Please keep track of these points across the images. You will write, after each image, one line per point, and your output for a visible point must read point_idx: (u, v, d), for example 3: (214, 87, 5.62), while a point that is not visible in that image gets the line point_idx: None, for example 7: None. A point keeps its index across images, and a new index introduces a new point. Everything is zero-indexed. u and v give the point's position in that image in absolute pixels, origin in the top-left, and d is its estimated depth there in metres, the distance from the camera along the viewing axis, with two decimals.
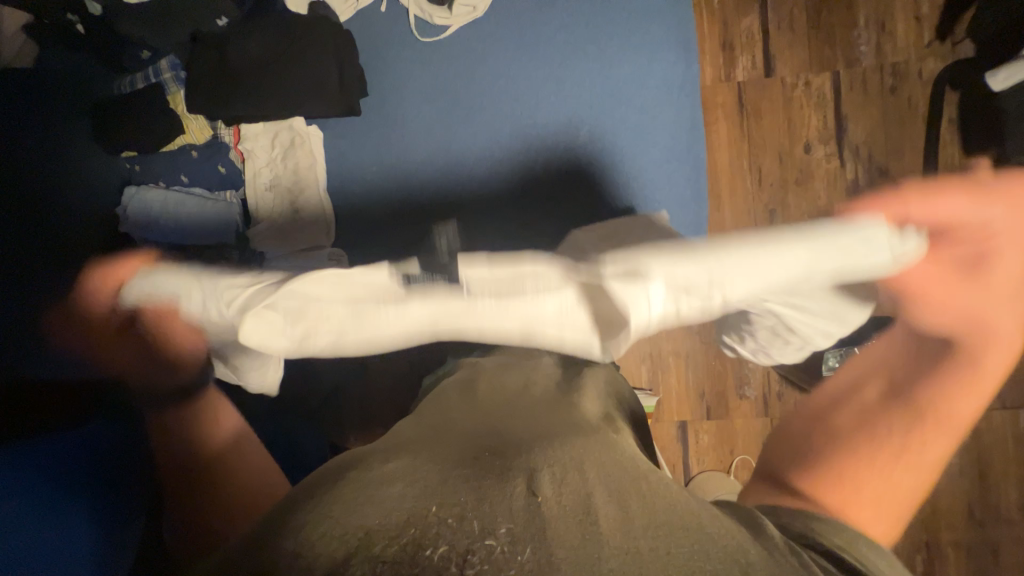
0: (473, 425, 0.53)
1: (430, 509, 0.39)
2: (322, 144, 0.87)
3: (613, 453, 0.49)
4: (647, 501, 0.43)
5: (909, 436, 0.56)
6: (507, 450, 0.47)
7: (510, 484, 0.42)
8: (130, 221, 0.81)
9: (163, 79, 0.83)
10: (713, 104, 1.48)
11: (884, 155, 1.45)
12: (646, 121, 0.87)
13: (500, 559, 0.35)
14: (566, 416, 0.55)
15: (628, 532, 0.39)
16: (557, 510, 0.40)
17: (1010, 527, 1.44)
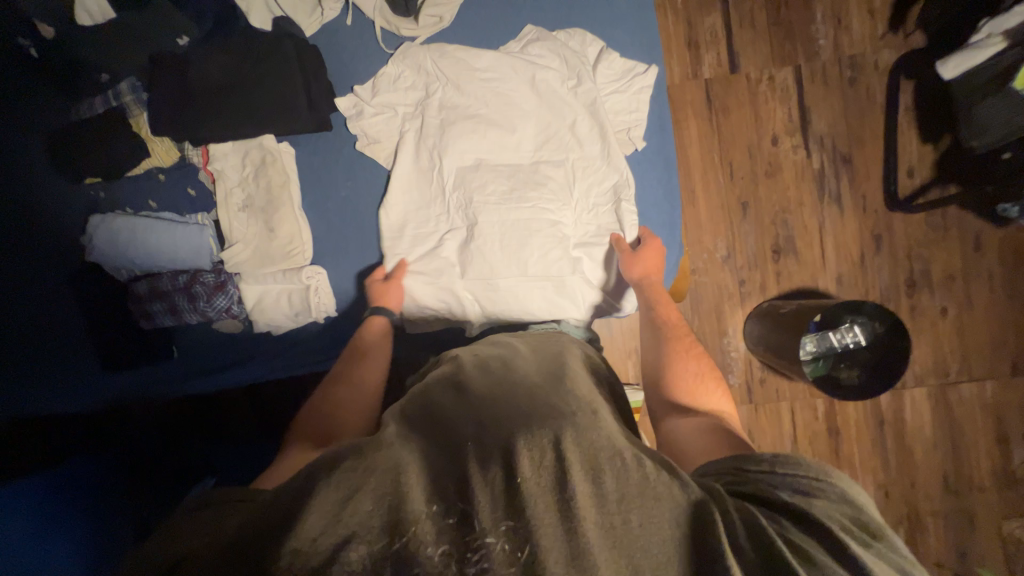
0: (461, 410, 0.55)
1: (426, 515, 0.44)
2: (295, 161, 0.85)
3: (594, 430, 0.52)
4: (621, 475, 0.48)
5: (705, 390, 0.76)
6: (493, 436, 0.50)
7: (495, 475, 0.46)
8: (96, 250, 0.77)
9: (125, 102, 0.79)
10: (683, 102, 1.51)
11: (847, 144, 1.50)
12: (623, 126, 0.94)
13: (495, 555, 0.42)
14: (546, 394, 0.57)
15: (604, 514, 0.45)
16: (539, 498, 0.45)
17: (984, 494, 1.51)
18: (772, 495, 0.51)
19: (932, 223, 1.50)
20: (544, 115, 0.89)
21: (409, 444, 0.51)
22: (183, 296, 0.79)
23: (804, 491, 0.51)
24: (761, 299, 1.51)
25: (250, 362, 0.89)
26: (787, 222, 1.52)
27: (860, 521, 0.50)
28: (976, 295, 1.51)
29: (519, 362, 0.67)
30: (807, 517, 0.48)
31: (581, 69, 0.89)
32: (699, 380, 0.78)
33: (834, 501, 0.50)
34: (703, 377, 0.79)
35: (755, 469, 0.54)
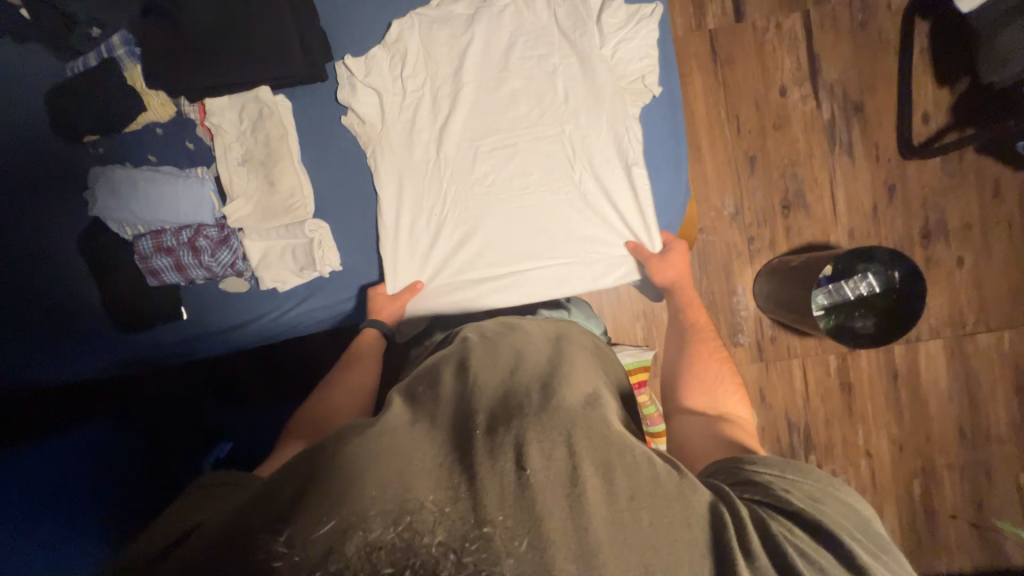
0: (469, 394, 0.53)
1: (430, 505, 0.44)
2: (292, 114, 0.84)
3: (605, 426, 0.50)
4: (632, 473, 0.47)
5: (721, 394, 0.77)
6: (503, 423, 0.49)
7: (504, 466, 0.45)
8: (99, 206, 0.77)
9: (118, 56, 0.78)
10: (686, 55, 1.46)
11: (858, 92, 1.45)
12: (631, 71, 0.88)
13: (497, 548, 0.42)
14: (557, 383, 0.54)
15: (612, 511, 0.45)
16: (547, 493, 0.44)
17: (1000, 445, 1.50)
18: (781, 499, 0.53)
19: (947, 171, 1.46)
20: (542, 78, 0.87)
21: (418, 430, 0.50)
22: (189, 251, 0.79)
23: (814, 497, 0.53)
24: (770, 255, 1.49)
25: (254, 324, 0.89)
26: (796, 176, 1.48)
27: (865, 530, 0.53)
28: (994, 244, 1.47)
29: (528, 348, 0.64)
30: (817, 523, 0.50)
31: (583, 20, 0.86)
32: (717, 380, 0.79)
33: (840, 509, 0.53)
34: (720, 379, 0.80)
35: (765, 472, 0.56)
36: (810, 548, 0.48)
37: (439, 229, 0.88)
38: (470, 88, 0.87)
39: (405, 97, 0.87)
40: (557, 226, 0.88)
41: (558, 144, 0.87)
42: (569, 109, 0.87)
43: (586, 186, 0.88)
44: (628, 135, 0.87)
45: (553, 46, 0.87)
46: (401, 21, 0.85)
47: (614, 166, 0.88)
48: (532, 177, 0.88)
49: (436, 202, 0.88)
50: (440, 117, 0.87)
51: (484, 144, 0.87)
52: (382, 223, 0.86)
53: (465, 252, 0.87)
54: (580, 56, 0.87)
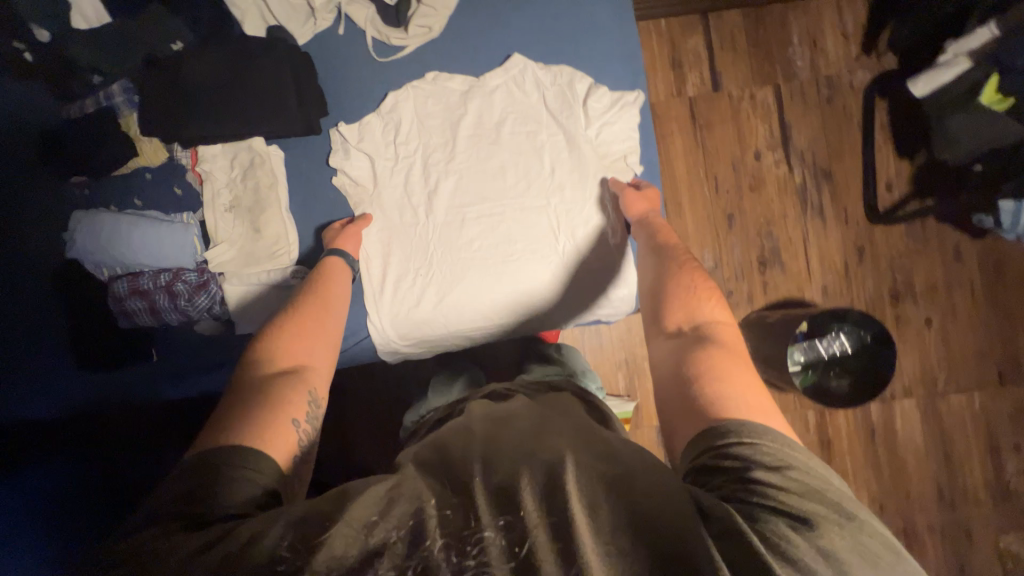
0: (467, 433, 0.59)
1: (432, 515, 0.47)
2: (284, 163, 0.86)
3: (591, 449, 0.53)
4: (626, 491, 0.49)
5: (698, 303, 0.73)
6: (496, 459, 0.52)
7: (496, 491, 0.49)
8: (78, 245, 0.76)
9: (116, 103, 0.80)
10: (668, 118, 1.55)
11: (827, 159, 1.55)
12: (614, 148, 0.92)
13: (493, 552, 0.44)
14: (550, 430, 0.58)
15: (607, 530, 0.46)
16: (536, 513, 0.46)
17: (978, 507, 1.50)
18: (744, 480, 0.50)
19: (912, 235, 1.54)
20: (530, 151, 0.90)
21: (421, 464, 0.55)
22: (164, 294, 0.78)
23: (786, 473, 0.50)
24: (749, 309, 1.53)
25: (227, 366, 0.88)
26: (772, 234, 1.55)
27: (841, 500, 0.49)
28: (959, 305, 1.53)
29: (524, 404, 0.69)
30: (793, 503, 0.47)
31: (571, 102, 0.90)
32: (692, 291, 0.75)
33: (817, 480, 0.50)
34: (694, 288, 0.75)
35: (726, 453, 0.53)
36: (779, 536, 0.45)
37: (424, 291, 0.88)
38: (461, 157, 0.89)
39: (396, 163, 0.89)
40: (540, 294, 0.89)
41: (543, 215, 0.89)
42: (555, 183, 0.90)
43: (568, 257, 0.90)
44: (609, 211, 0.90)
45: (541, 123, 0.90)
46: (396, 92, 0.88)
47: (596, 239, 0.90)
48: (516, 246, 0.89)
49: (421, 265, 0.88)
50: (429, 183, 0.89)
51: (470, 211, 0.89)
52: (364, 280, 0.88)
53: (448, 314, 0.88)
54: (567, 134, 0.90)
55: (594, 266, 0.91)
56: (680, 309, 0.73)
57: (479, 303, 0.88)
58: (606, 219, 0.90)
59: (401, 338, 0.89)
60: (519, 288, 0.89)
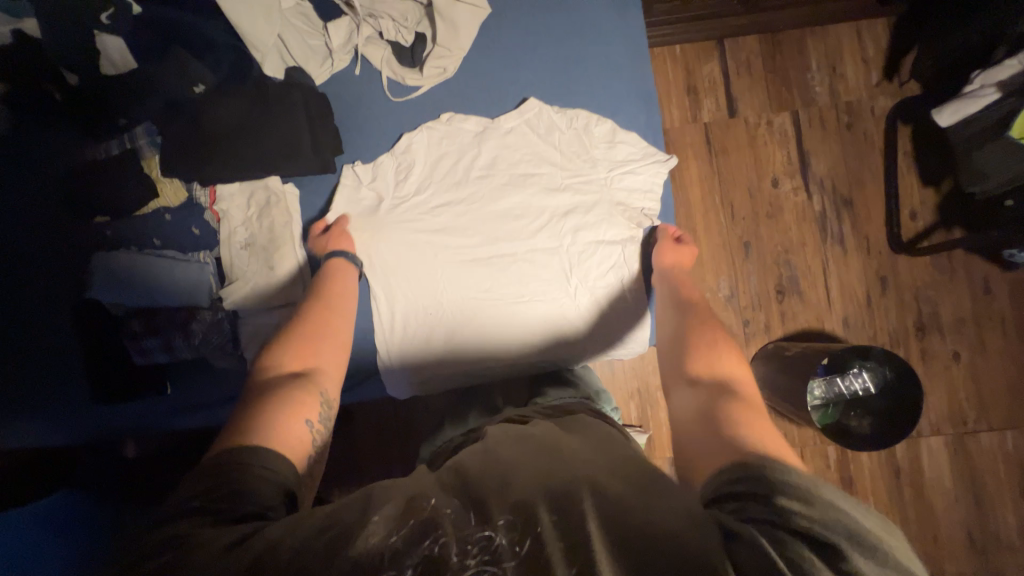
0: (482, 446, 0.58)
1: (448, 521, 0.46)
2: (299, 202, 0.87)
3: (608, 462, 0.52)
4: (654, 501, 0.46)
5: (719, 353, 0.72)
6: (522, 466, 0.52)
7: (523, 497, 0.47)
8: (99, 286, 0.78)
9: (139, 145, 0.81)
10: (683, 144, 1.54)
11: (847, 187, 1.51)
12: (631, 191, 0.91)
13: (502, 552, 0.43)
14: (581, 443, 0.57)
15: (632, 535, 0.43)
16: (564, 519, 0.45)
17: (1012, 553, 1.42)
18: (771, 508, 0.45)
19: (938, 266, 1.48)
20: (545, 192, 0.90)
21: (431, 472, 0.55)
22: (180, 334, 0.79)
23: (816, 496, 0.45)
24: (766, 340, 1.49)
25: (232, 402, 0.88)
26: (790, 262, 1.51)
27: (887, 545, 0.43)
28: (989, 339, 1.47)
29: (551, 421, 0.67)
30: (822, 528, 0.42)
31: (588, 144, 0.91)
32: (712, 342, 0.74)
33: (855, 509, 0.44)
34: (715, 343, 0.74)
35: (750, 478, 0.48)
36: (812, 573, 0.40)
37: (433, 329, 0.89)
38: (473, 197, 0.90)
39: (407, 203, 0.90)
40: (550, 335, 0.90)
41: (556, 257, 0.89)
42: (570, 224, 0.90)
43: (580, 298, 0.90)
44: (622, 255, 0.91)
45: (557, 165, 0.91)
46: (410, 133, 0.89)
47: (608, 283, 0.91)
48: (529, 287, 0.89)
49: (431, 303, 0.89)
50: (440, 223, 0.89)
51: (483, 250, 0.89)
52: (376, 317, 0.88)
53: (459, 352, 0.89)
54: (584, 177, 0.90)
55: (605, 309, 0.91)
56: (699, 358, 0.72)
57: (491, 343, 0.89)
58: (620, 264, 0.91)
59: (409, 377, 0.89)
60: (532, 329, 0.89)
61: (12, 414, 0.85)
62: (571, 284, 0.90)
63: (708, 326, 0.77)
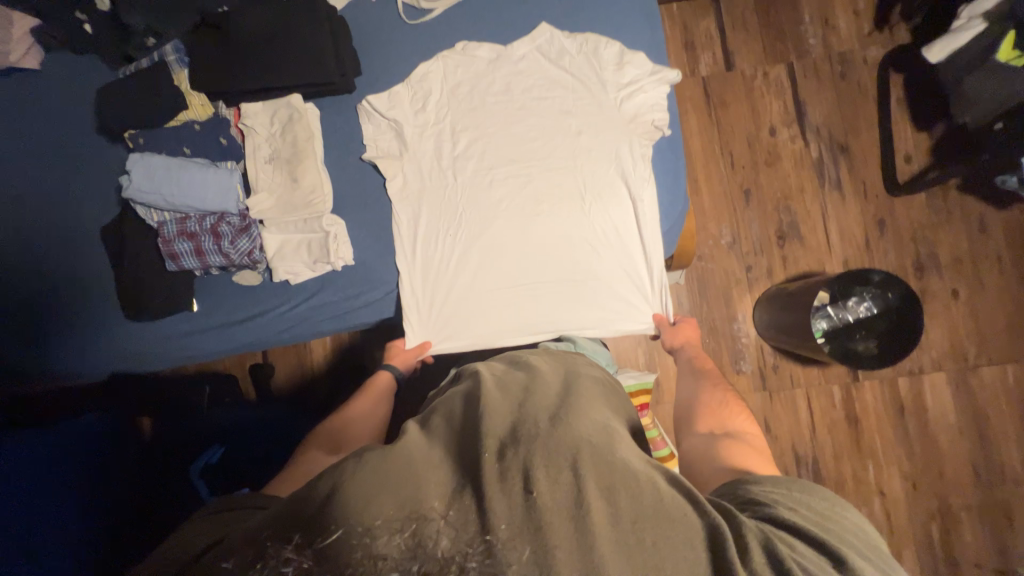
0: (479, 419, 0.56)
1: (439, 521, 0.48)
2: (320, 121, 0.91)
3: (612, 452, 0.52)
4: (637, 496, 0.49)
5: (728, 415, 0.85)
6: (511, 448, 0.51)
7: (511, 487, 0.48)
8: (135, 184, 0.80)
9: (168, 61, 0.86)
10: (682, 97, 1.58)
11: (843, 134, 1.56)
12: (641, 107, 0.94)
13: (501, 560, 0.45)
14: (568, 415, 0.56)
15: (618, 532, 0.47)
16: (554, 515, 0.47)
17: (1018, 485, 1.44)
18: (793, 526, 0.53)
19: (934, 207, 1.53)
20: (557, 113, 0.94)
21: (432, 454, 0.54)
22: (211, 236, 0.83)
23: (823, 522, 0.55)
24: (769, 284, 1.52)
25: (257, 317, 0.91)
26: (790, 208, 1.55)
27: (869, 548, 0.55)
28: (986, 278, 1.50)
29: (538, 386, 0.65)
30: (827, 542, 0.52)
31: (597, 62, 0.94)
32: (720, 405, 0.88)
33: (851, 533, 0.55)
34: (725, 402, 0.89)
35: (768, 495, 0.58)
36: (804, 553, 0.51)
37: (454, 247, 0.92)
38: (487, 123, 0.93)
39: (424, 129, 0.94)
40: (567, 252, 0.92)
41: (570, 175, 0.92)
42: (582, 143, 0.93)
43: (594, 216, 0.92)
44: (635, 169, 0.92)
45: (568, 88, 0.95)
46: (426, 63, 0.93)
47: (621, 197, 0.93)
48: (544, 204, 0.92)
49: (451, 224, 0.92)
50: (457, 148, 0.93)
51: (499, 171, 0.92)
52: (399, 231, 0.91)
53: (480, 268, 0.92)
54: (594, 97, 0.94)
55: (616, 222, 0.93)
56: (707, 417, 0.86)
57: (509, 259, 0.92)
58: (634, 179, 0.92)
59: (437, 313, 0.92)
60: (550, 244, 0.92)
61: (53, 339, 0.89)
62: (584, 201, 0.92)
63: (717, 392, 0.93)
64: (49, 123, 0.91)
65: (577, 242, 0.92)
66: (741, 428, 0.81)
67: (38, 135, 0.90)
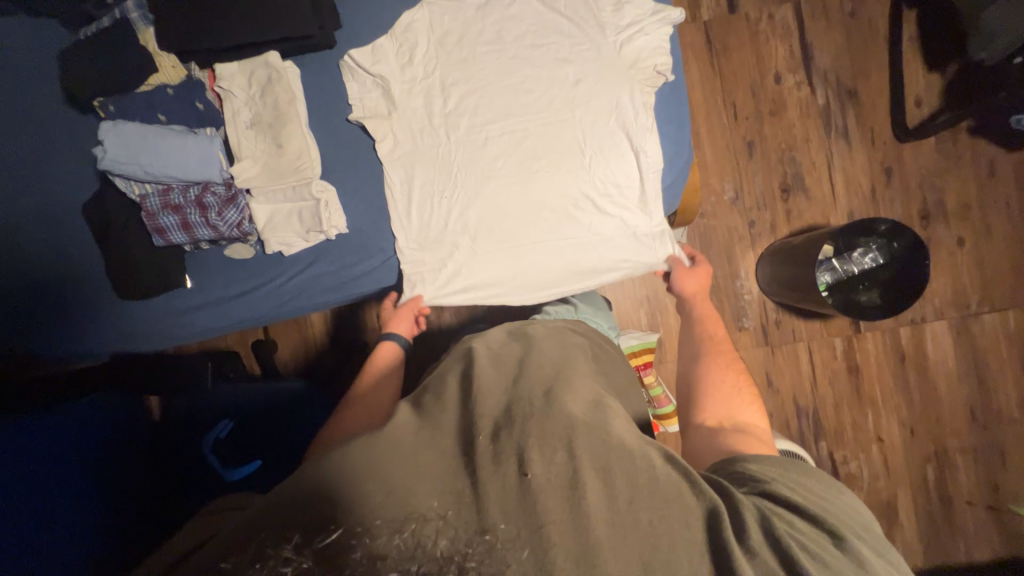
0: (473, 404, 0.58)
1: (434, 515, 0.48)
2: (300, 80, 0.85)
3: (603, 431, 0.54)
4: (631, 475, 0.51)
5: (739, 402, 0.79)
6: (506, 431, 0.54)
7: (506, 470, 0.50)
8: (111, 153, 0.75)
9: (132, 18, 0.79)
10: (682, 45, 1.50)
11: (852, 78, 1.49)
12: (643, 52, 0.88)
13: (499, 555, 0.46)
14: (560, 395, 0.59)
15: (613, 513, 0.49)
16: (548, 497, 0.49)
17: (1013, 427, 1.47)
18: (785, 498, 0.57)
19: (943, 152, 1.48)
20: (552, 62, 0.88)
21: (428, 437, 0.55)
22: (197, 208, 0.79)
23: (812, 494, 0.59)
24: (772, 239, 1.50)
25: (251, 294, 0.90)
26: (795, 160, 1.50)
27: (856, 517, 0.59)
28: (993, 224, 1.48)
29: (531, 363, 0.68)
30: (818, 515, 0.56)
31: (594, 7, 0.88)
32: (731, 389, 0.81)
33: (838, 503, 0.59)
34: (736, 390, 0.81)
35: (760, 471, 0.61)
36: (797, 526, 0.54)
37: (450, 212, 0.88)
38: (478, 75, 0.88)
39: (412, 86, 0.88)
40: (567, 212, 0.88)
41: (568, 129, 0.88)
42: (580, 94, 0.88)
43: (595, 173, 0.88)
44: (636, 119, 0.87)
45: (564, 34, 0.88)
46: (412, 11, 0.87)
47: (622, 150, 0.88)
48: (542, 162, 0.88)
49: (445, 186, 0.88)
50: (448, 104, 0.88)
51: (493, 129, 0.88)
52: (391, 198, 0.88)
53: (478, 232, 0.88)
54: (593, 43, 0.88)
55: (617, 177, 0.89)
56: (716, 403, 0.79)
57: (508, 221, 0.88)
58: (636, 129, 0.87)
59: (434, 285, 0.89)
60: (549, 204, 0.88)
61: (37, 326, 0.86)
62: (583, 157, 0.88)
63: (726, 369, 0.85)
64: (8, 93, 0.85)
65: (575, 202, 0.88)
66: (750, 422, 0.75)
67: (0, 109, 0.85)
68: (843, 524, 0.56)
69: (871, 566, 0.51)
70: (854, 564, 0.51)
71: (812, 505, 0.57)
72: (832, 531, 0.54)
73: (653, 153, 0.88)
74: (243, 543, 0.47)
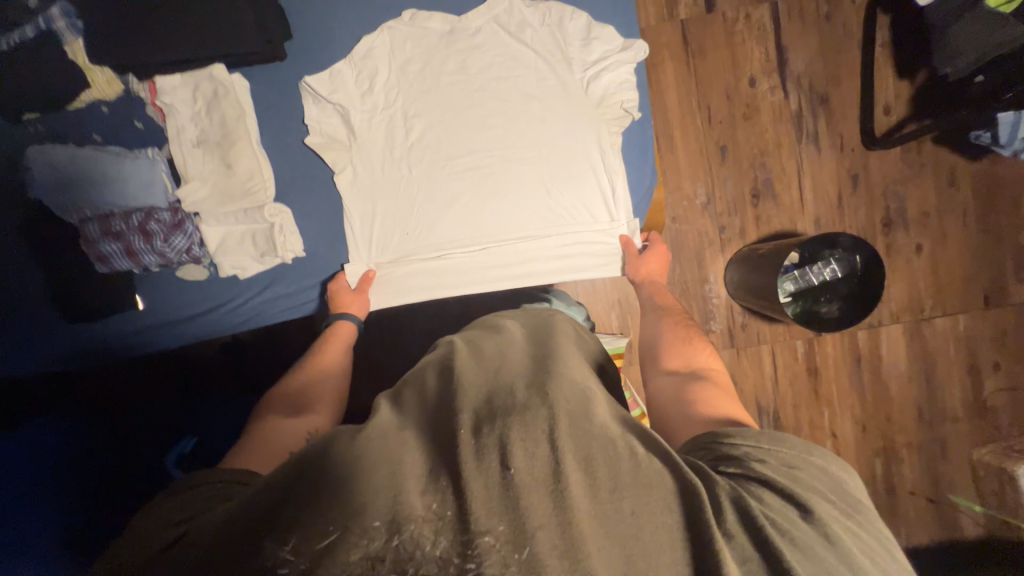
0: (453, 394, 0.52)
1: (427, 516, 0.42)
2: (249, 94, 0.83)
3: (587, 416, 0.48)
4: (613, 463, 0.46)
5: (692, 352, 0.80)
6: (487, 423, 0.47)
7: (488, 465, 0.44)
8: (41, 181, 0.74)
9: (58, 28, 0.74)
10: (658, 44, 1.47)
11: (824, 83, 1.49)
12: (611, 88, 0.90)
13: (494, 557, 0.40)
14: (544, 380, 0.52)
15: (595, 504, 0.44)
16: (531, 490, 0.43)
17: (954, 423, 1.57)
18: (768, 479, 0.50)
19: (907, 160, 1.51)
20: (522, 94, 0.91)
21: (405, 433, 0.49)
22: (140, 235, 0.77)
23: (791, 465, 0.52)
24: (742, 244, 1.51)
25: (208, 314, 0.86)
26: (765, 165, 1.51)
27: (841, 493, 0.51)
28: (949, 231, 1.53)
29: (512, 349, 0.62)
30: (802, 498, 0.48)
31: (562, 43, 0.91)
32: (684, 343, 0.83)
33: (817, 475, 0.52)
34: (688, 342, 0.83)
35: (742, 446, 0.54)
36: (781, 514, 0.47)
37: (414, 238, 0.90)
38: (442, 106, 0.89)
39: (373, 115, 0.89)
40: (530, 242, 0.91)
41: (535, 162, 0.90)
42: (547, 128, 0.90)
43: (558, 205, 0.92)
44: (602, 160, 0.91)
45: (530, 67, 0.91)
46: (370, 36, 0.87)
47: (587, 185, 0.91)
48: (506, 196, 0.91)
49: (405, 219, 0.90)
50: (411, 134, 0.89)
51: (458, 161, 0.90)
52: (351, 226, 0.88)
53: (441, 257, 0.90)
54: (559, 78, 0.91)
55: (583, 210, 0.92)
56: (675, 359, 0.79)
57: (473, 247, 0.90)
58: (601, 170, 0.91)
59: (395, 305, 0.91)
60: (515, 233, 0.91)
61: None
62: (550, 189, 0.91)
63: (678, 329, 0.86)
64: None
65: (541, 232, 0.91)
66: (708, 366, 0.76)
67: None
68: (826, 503, 0.50)
69: (846, 545, 0.46)
70: (828, 543, 0.46)
71: (794, 484, 0.50)
72: (807, 506, 0.48)
73: (617, 190, 0.92)
74: (234, 549, 0.42)
